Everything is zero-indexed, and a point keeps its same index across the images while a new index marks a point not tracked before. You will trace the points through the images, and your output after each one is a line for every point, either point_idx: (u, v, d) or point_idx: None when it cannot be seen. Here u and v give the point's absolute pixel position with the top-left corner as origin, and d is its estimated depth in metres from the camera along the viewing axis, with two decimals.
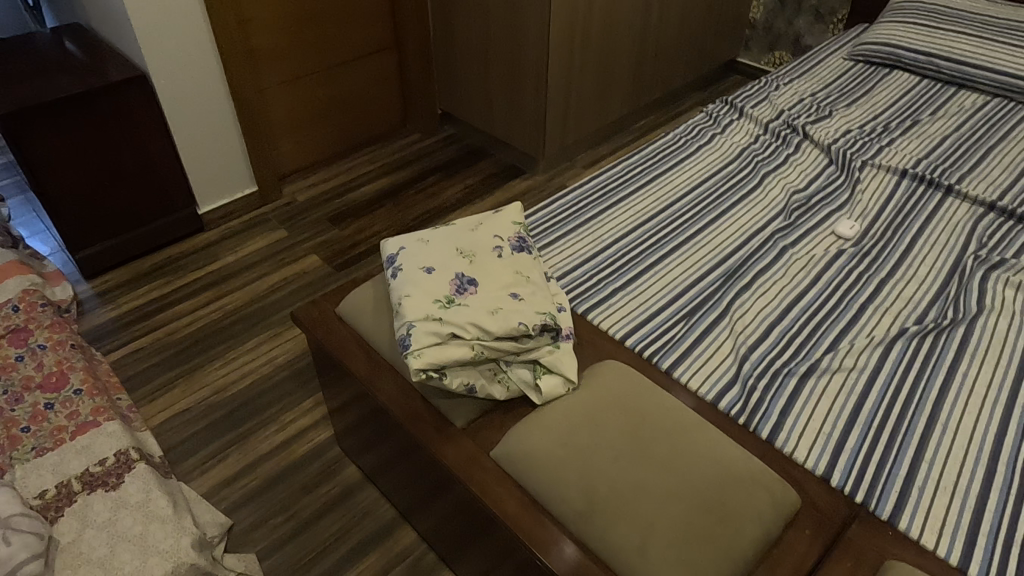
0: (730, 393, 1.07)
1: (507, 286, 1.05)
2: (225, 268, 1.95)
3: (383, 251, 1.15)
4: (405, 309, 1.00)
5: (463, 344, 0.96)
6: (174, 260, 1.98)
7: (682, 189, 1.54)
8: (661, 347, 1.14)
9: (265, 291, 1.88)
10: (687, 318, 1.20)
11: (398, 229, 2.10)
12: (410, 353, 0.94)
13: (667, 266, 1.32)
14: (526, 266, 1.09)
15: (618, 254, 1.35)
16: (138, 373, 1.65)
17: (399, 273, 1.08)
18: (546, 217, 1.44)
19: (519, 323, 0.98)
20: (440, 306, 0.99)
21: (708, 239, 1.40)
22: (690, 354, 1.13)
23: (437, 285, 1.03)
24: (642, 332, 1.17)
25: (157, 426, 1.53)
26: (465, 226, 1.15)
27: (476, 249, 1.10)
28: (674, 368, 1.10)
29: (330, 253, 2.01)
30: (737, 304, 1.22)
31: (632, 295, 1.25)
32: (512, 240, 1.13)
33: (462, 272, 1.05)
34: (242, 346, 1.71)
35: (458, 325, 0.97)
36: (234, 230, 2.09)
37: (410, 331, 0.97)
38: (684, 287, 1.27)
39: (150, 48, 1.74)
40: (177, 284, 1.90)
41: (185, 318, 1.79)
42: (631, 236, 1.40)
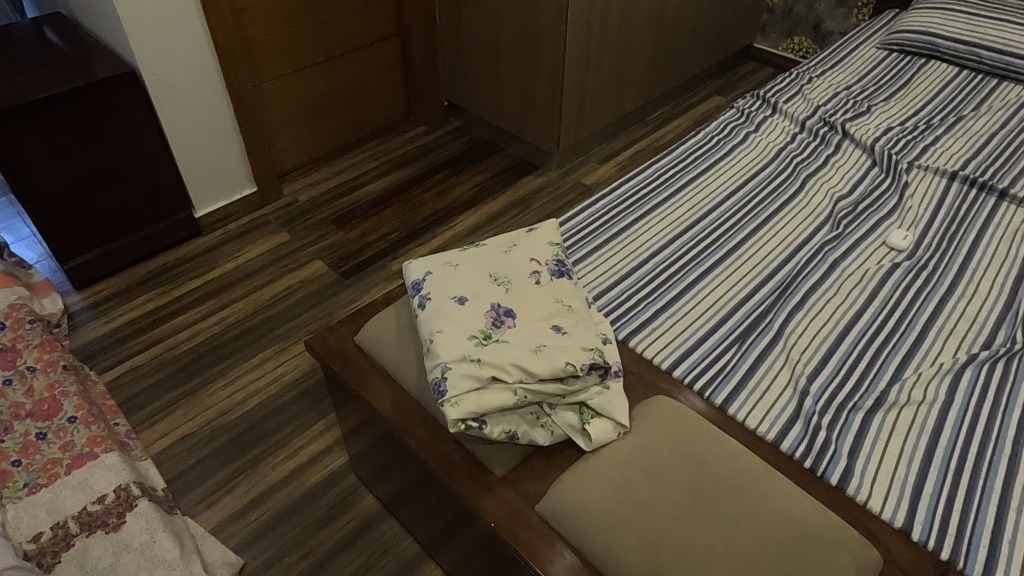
0: (793, 432, 0.98)
1: (548, 317, 0.95)
2: (225, 276, 1.84)
3: (407, 276, 1.04)
4: (438, 348, 0.90)
5: (504, 388, 0.87)
6: (171, 268, 1.86)
7: (718, 195, 1.44)
8: (712, 379, 1.05)
9: (268, 301, 1.77)
10: (737, 344, 1.11)
11: (406, 231, 1.99)
12: (445, 401, 0.85)
13: (710, 283, 1.22)
14: (567, 293, 0.99)
15: (656, 270, 1.25)
16: (135, 394, 1.54)
17: (427, 303, 0.97)
18: (574, 228, 1.34)
19: (566, 364, 0.88)
20: (477, 344, 0.89)
21: (751, 251, 1.30)
22: (744, 386, 1.04)
23: (472, 318, 0.93)
24: (689, 361, 1.08)
25: (159, 453, 1.43)
26: (497, 248, 1.05)
27: (511, 275, 1.00)
28: (728, 403, 1.01)
29: (336, 258, 1.90)
30: (790, 327, 1.13)
31: (675, 318, 1.15)
32: (550, 264, 1.02)
33: (498, 302, 0.95)
34: (247, 362, 1.61)
35: (498, 367, 0.87)
36: (232, 234, 1.97)
37: (445, 375, 0.86)
38: (730, 308, 1.17)
39: (139, 42, 1.61)
40: (175, 294, 1.79)
41: (185, 332, 1.68)
42: (669, 248, 1.30)
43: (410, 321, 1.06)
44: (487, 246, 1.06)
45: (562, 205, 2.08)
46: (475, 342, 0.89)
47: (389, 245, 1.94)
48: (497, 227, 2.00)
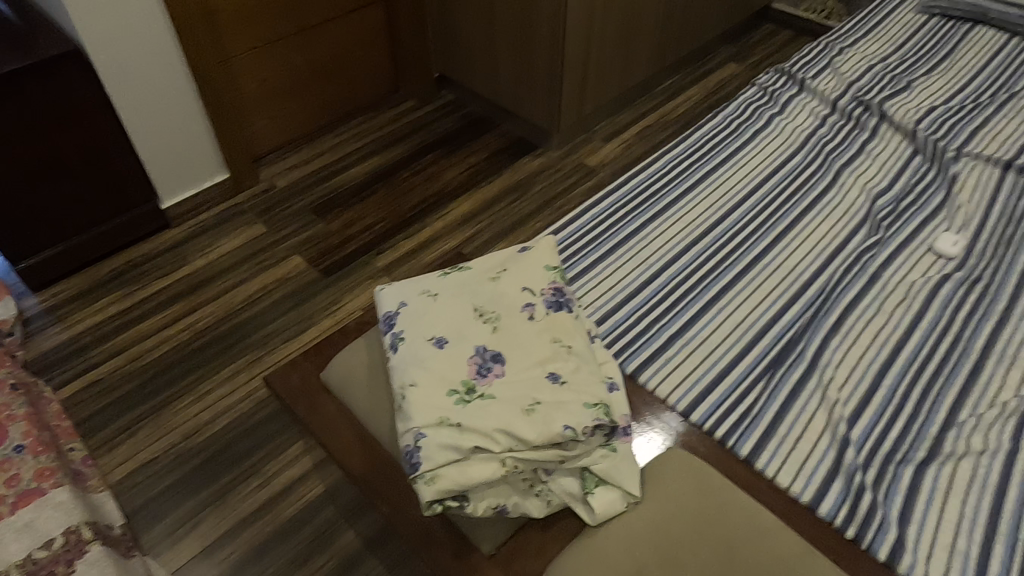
0: (832, 491, 0.84)
1: (543, 363, 0.79)
2: (195, 274, 1.68)
3: (379, 307, 0.89)
4: (410, 408, 0.75)
5: (490, 459, 0.72)
6: (136, 266, 1.70)
7: (739, 190, 1.27)
8: (735, 425, 0.90)
9: (242, 303, 1.62)
10: (765, 378, 0.95)
11: (393, 221, 1.82)
12: (417, 477, 0.70)
13: (732, 300, 1.07)
14: (567, 330, 0.83)
15: (669, 285, 1.09)
16: (96, 414, 1.40)
17: (400, 344, 0.82)
18: (574, 234, 1.18)
19: (564, 428, 0.73)
20: (458, 403, 0.74)
21: (778, 260, 1.13)
22: (774, 433, 0.89)
23: (451, 367, 0.78)
24: (710, 400, 0.93)
25: (120, 481, 1.30)
26: (483, 273, 0.89)
27: (499, 309, 0.84)
28: (755, 455, 0.87)
29: (316, 253, 1.74)
30: (827, 356, 0.97)
31: (692, 346, 1.00)
32: (546, 293, 0.86)
33: (483, 345, 0.80)
34: (217, 375, 1.47)
35: (482, 434, 0.72)
36: (204, 225, 1.81)
37: (419, 444, 0.72)
38: (755, 331, 1.02)
39: (81, 15, 1.41)
40: (140, 295, 1.63)
41: (151, 340, 1.54)
42: (685, 258, 1.14)
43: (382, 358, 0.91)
44: (471, 271, 0.90)
45: (564, 188, 1.91)
46: (455, 401, 0.74)
47: (374, 237, 1.78)
48: (493, 216, 1.83)
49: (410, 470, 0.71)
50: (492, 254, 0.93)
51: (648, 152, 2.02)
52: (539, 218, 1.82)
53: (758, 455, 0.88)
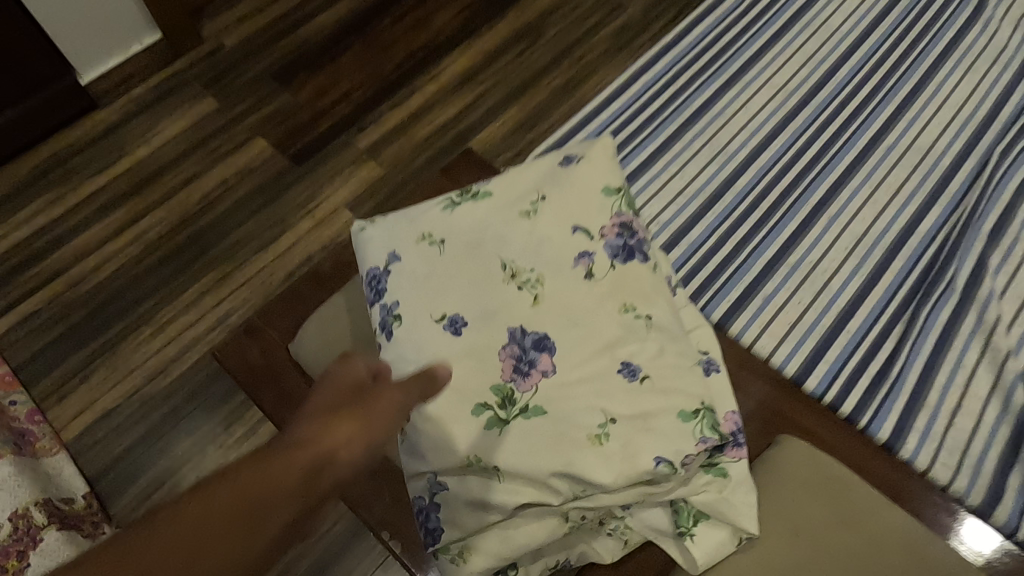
0: (1010, 487, 0.71)
1: (612, 348, 0.55)
2: (137, 169, 1.36)
3: (362, 259, 0.65)
4: (422, 437, 0.54)
5: (545, 513, 0.54)
6: (63, 161, 1.37)
7: (833, 52, 1.10)
8: (876, 388, 0.78)
9: (198, 204, 1.32)
10: (907, 318, 0.82)
11: (374, 86, 1.46)
12: (439, 551, 0.55)
13: (851, 205, 0.93)
14: (641, 292, 0.58)
15: (767, 187, 0.96)
16: (38, 356, 1.16)
17: (396, 327, 0.59)
18: (629, 117, 1.07)
19: (656, 463, 0.51)
20: (490, 429, 0.53)
21: (907, 138, 0.99)
22: (923, 404, 0.77)
23: (476, 366, 0.55)
24: (842, 344, 0.82)
25: (77, 438, 1.09)
26: (512, 202, 0.63)
27: (538, 265, 0.59)
28: (900, 440, 0.74)
29: (283, 134, 1.40)
30: (990, 284, 0.83)
31: (808, 270, 0.88)
32: (608, 235, 0.60)
33: (521, 325, 0.56)
34: (179, 300, 1.21)
35: (531, 482, 0.52)
36: (140, 103, 1.44)
37: (438, 501, 0.54)
38: (887, 242, 0.89)
39: None
40: (72, 199, 1.32)
41: (92, 258, 1.26)
42: (779, 151, 1.00)
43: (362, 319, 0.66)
44: (491, 199, 0.64)
45: (585, 30, 1.51)
46: (487, 426, 0.53)
47: (352, 108, 1.43)
48: (498, 72, 1.46)
49: (431, 540, 0.55)
50: (525, 165, 0.67)
51: None
52: (556, 73, 1.45)
53: (902, 438, 0.75)
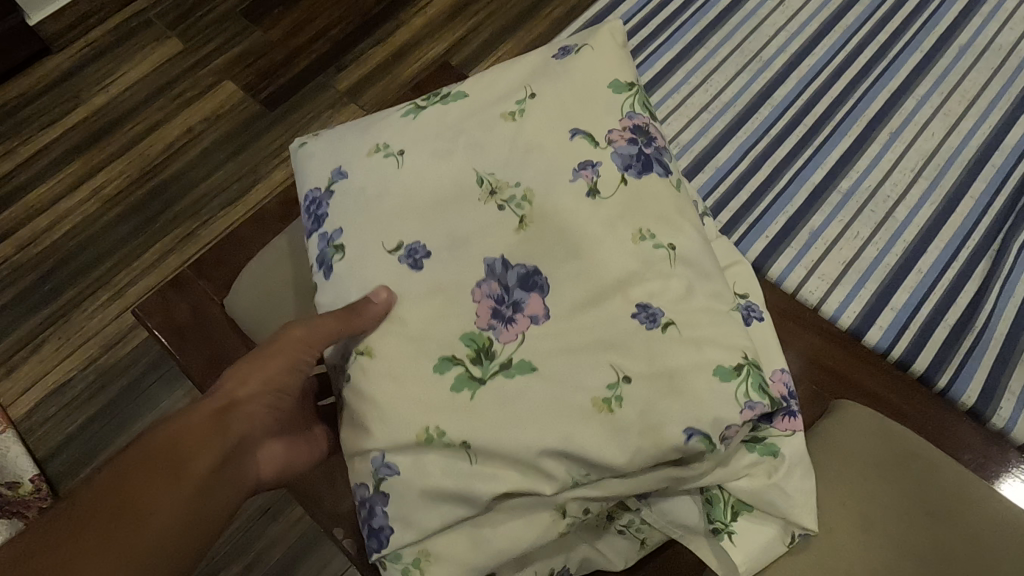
0: None
1: (624, 287, 0.43)
2: (93, 118, 1.23)
3: (303, 177, 0.55)
4: (368, 403, 0.44)
5: (536, 508, 0.43)
6: (12, 111, 1.24)
7: None
8: (957, 340, 0.67)
9: (160, 156, 1.19)
10: (991, 256, 0.71)
11: (355, 21, 1.30)
12: (387, 559, 0.44)
13: (915, 120, 0.81)
14: (662, 215, 0.46)
15: (813, 99, 0.83)
16: None
17: (336, 262, 0.49)
18: (654, 15, 0.93)
19: (687, 436, 0.39)
20: (458, 391, 0.43)
21: (980, 43, 0.86)
22: (1016, 363, 0.65)
23: (447, 313, 0.45)
24: (913, 286, 0.70)
25: (26, 414, 0.98)
26: (494, 103, 0.51)
27: (524, 179, 0.47)
28: (991, 405, 0.63)
29: (254, 76, 1.26)
30: None
31: (868, 194, 0.76)
32: (617, 142, 0.47)
33: (503, 257, 0.46)
34: (139, 261, 1.09)
35: (514, 463, 0.41)
36: (98, 46, 1.30)
37: (386, 491, 0.43)
38: (963, 164, 0.77)
39: None
40: (22, 153, 1.20)
41: (44, 216, 1.13)
42: (827, 59, 0.86)
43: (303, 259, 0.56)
44: (467, 100, 0.52)
45: None
46: (454, 389, 0.43)
47: (330, 46, 1.28)
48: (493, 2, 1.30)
49: (376, 546, 0.43)
50: (512, 62, 0.54)
51: None
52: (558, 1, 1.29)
53: (992, 404, 0.64)
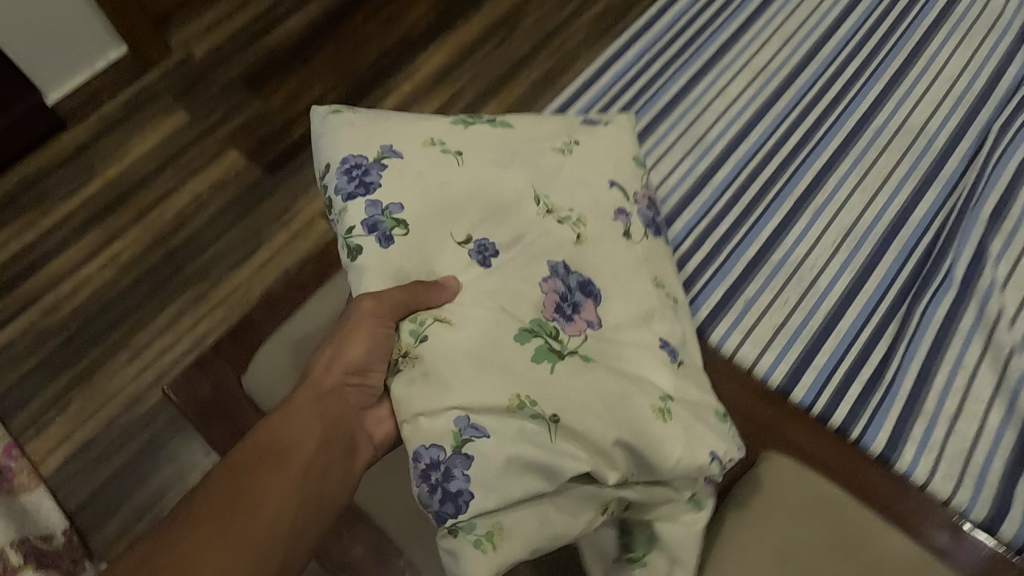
0: (1017, 499, 0.68)
1: (649, 320, 0.61)
2: (109, 189, 1.33)
3: (345, 135, 0.64)
4: (464, 362, 0.53)
5: (589, 501, 0.54)
6: (33, 184, 1.34)
7: (821, 22, 1.03)
8: (865, 398, 0.74)
9: (171, 222, 1.28)
10: (898, 321, 0.78)
11: (347, 89, 1.41)
12: (461, 527, 0.50)
13: (841, 191, 0.88)
14: (663, 269, 0.67)
15: (749, 173, 0.91)
16: (13, 388, 1.14)
17: (396, 235, 0.59)
18: (600, 106, 1.00)
19: (712, 460, 0.54)
20: (538, 362, 0.54)
21: (898, 123, 0.93)
22: (918, 414, 0.73)
23: (521, 299, 0.58)
24: (830, 349, 0.78)
25: (56, 470, 1.06)
26: (543, 141, 0.68)
27: (577, 207, 0.64)
28: (895, 452, 0.71)
29: (256, 143, 1.36)
30: (988, 275, 0.79)
31: (796, 263, 0.84)
32: (640, 203, 0.68)
33: (564, 264, 0.61)
34: (155, 323, 1.18)
35: (594, 445, 0.53)
36: (111, 120, 1.41)
37: (468, 453, 0.51)
38: (879, 233, 0.85)
39: None
40: (44, 224, 1.29)
41: (67, 282, 1.23)
42: (765, 132, 0.94)
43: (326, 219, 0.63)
44: (509, 130, 0.67)
45: (561, 19, 1.45)
46: (536, 358, 0.55)
47: None
48: (474, 68, 1.41)
49: (452, 511, 0.50)
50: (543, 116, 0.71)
51: None
52: (534, 64, 1.40)
53: (897, 449, 0.71)
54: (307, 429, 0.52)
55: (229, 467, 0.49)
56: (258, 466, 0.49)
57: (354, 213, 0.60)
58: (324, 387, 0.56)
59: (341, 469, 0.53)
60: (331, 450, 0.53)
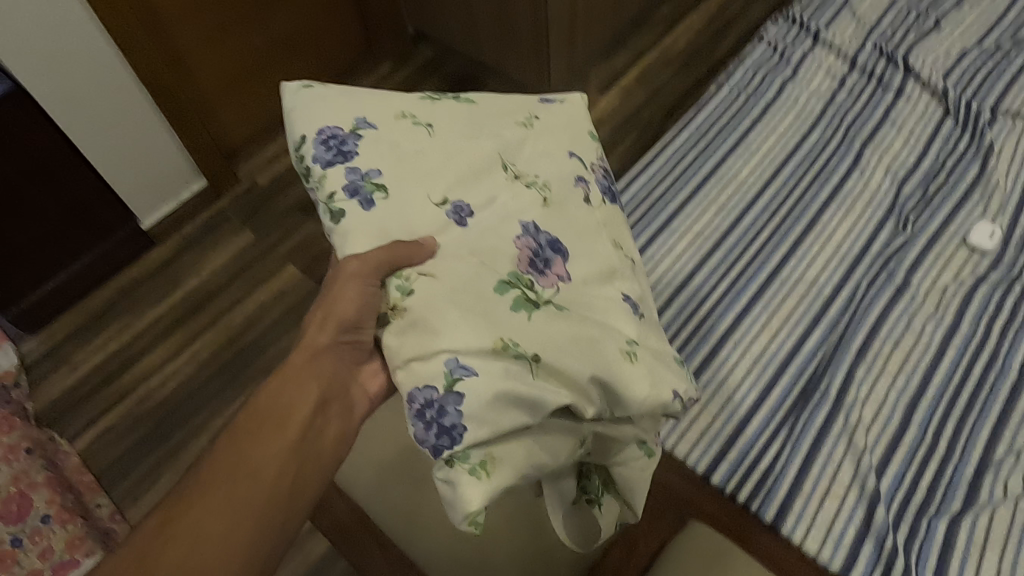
0: (862, 556, 0.88)
1: (612, 278, 0.64)
2: (190, 297, 1.62)
3: (312, 109, 0.68)
4: (451, 311, 0.55)
5: (566, 433, 0.58)
6: (128, 293, 1.63)
7: (766, 169, 1.25)
8: (759, 486, 0.94)
9: (241, 325, 1.57)
10: (789, 426, 0.98)
11: None
12: (457, 458, 0.52)
13: (761, 315, 1.08)
14: (619, 232, 0.70)
15: (698, 305, 1.11)
16: (114, 465, 1.41)
17: (377, 198, 0.63)
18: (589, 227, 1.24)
19: (673, 397, 0.60)
20: (517, 310, 0.57)
21: (798, 272, 1.12)
22: (799, 493, 0.93)
23: (498, 254, 0.61)
24: (740, 447, 0.97)
25: None
26: (507, 117, 0.72)
27: (541, 174, 0.68)
28: (781, 520, 0.91)
29: (309, 260, 1.66)
30: (853, 395, 0.99)
31: (725, 372, 1.04)
32: (597, 172, 0.72)
33: (534, 223, 0.64)
34: (229, 411, 1.46)
35: (568, 382, 0.56)
36: (191, 239, 1.71)
37: (462, 391, 0.52)
38: (773, 368, 1.03)
39: (23, 65, 1.26)
40: (137, 326, 1.58)
41: (156, 376, 1.51)
42: (716, 255, 1.16)
43: (303, 187, 0.67)
44: (474, 105, 0.72)
45: None
46: (514, 307, 0.57)
47: None
48: None
49: (448, 443, 0.52)
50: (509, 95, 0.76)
51: (653, 100, 1.76)
52: None
53: (783, 519, 0.92)
54: (306, 387, 0.62)
55: (234, 433, 0.59)
56: (258, 430, 0.59)
57: (335, 179, 0.63)
58: (319, 344, 0.63)
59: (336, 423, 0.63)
60: (327, 408, 0.63)
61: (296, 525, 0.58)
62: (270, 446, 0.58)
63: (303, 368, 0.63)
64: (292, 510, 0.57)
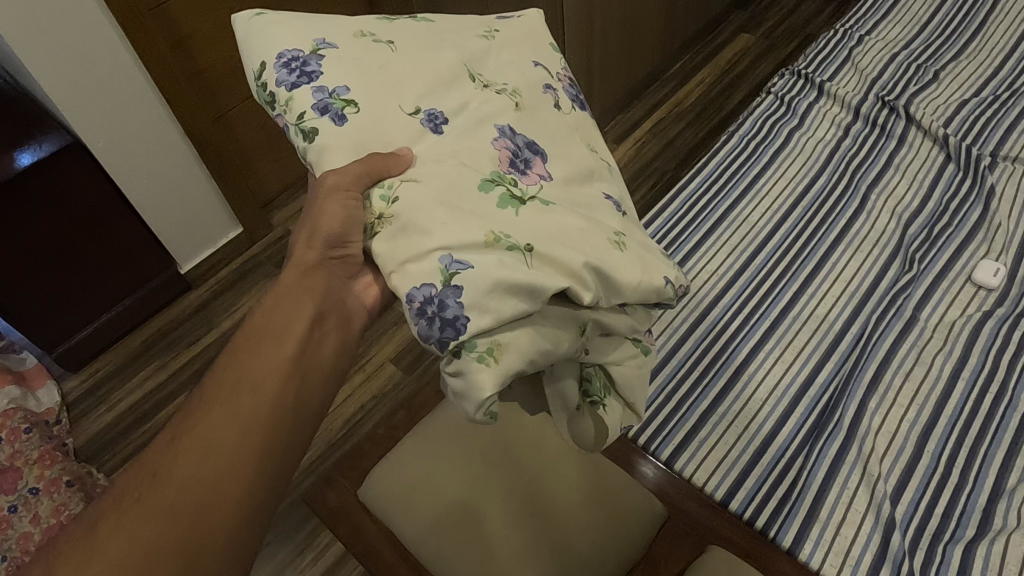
0: None
1: (594, 181, 0.68)
2: (225, 335, 1.68)
3: (272, 37, 0.67)
4: (437, 213, 0.57)
5: (568, 321, 0.60)
6: (167, 333, 1.70)
7: (776, 211, 1.31)
8: (776, 512, 0.97)
9: None
10: (804, 454, 1.02)
11: None
12: (465, 348, 0.54)
13: (771, 349, 1.13)
14: (593, 135, 0.74)
15: (713, 340, 1.16)
16: None
17: (348, 113, 0.63)
18: None
19: (664, 283, 0.64)
20: (504, 208, 0.59)
21: (808, 308, 1.17)
22: (815, 519, 0.96)
23: (478, 155, 0.63)
24: (757, 473, 1.01)
25: None
26: (472, 29, 0.74)
27: (511, 82, 0.70)
28: (799, 546, 0.94)
29: None
30: (867, 424, 1.03)
31: (738, 405, 1.08)
32: (564, 82, 0.75)
33: (509, 126, 0.65)
34: None
35: (563, 270, 0.57)
36: (226, 283, 1.77)
37: (459, 283, 0.54)
38: (787, 400, 1.07)
39: (82, 116, 1.35)
40: (175, 364, 1.65)
41: None
42: (730, 293, 1.21)
43: (269, 114, 0.67)
44: (432, 24, 0.73)
45: None
46: (501, 205, 0.59)
47: None
48: None
49: (452, 335, 0.53)
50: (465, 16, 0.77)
51: (666, 150, 1.83)
52: None
53: (800, 545, 0.95)
54: (299, 302, 0.65)
55: (236, 354, 0.62)
56: (261, 346, 0.62)
57: (302, 100, 0.63)
58: (309, 261, 0.67)
59: (336, 347, 0.67)
60: (324, 321, 0.66)
61: (298, 449, 0.61)
62: (268, 360, 0.61)
63: (297, 286, 0.66)
64: (294, 424, 0.61)
